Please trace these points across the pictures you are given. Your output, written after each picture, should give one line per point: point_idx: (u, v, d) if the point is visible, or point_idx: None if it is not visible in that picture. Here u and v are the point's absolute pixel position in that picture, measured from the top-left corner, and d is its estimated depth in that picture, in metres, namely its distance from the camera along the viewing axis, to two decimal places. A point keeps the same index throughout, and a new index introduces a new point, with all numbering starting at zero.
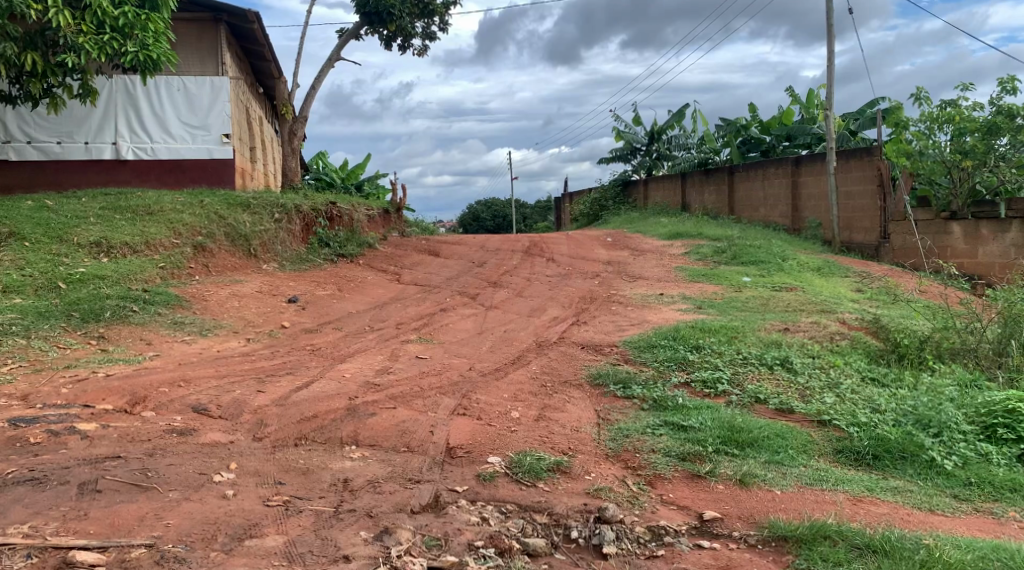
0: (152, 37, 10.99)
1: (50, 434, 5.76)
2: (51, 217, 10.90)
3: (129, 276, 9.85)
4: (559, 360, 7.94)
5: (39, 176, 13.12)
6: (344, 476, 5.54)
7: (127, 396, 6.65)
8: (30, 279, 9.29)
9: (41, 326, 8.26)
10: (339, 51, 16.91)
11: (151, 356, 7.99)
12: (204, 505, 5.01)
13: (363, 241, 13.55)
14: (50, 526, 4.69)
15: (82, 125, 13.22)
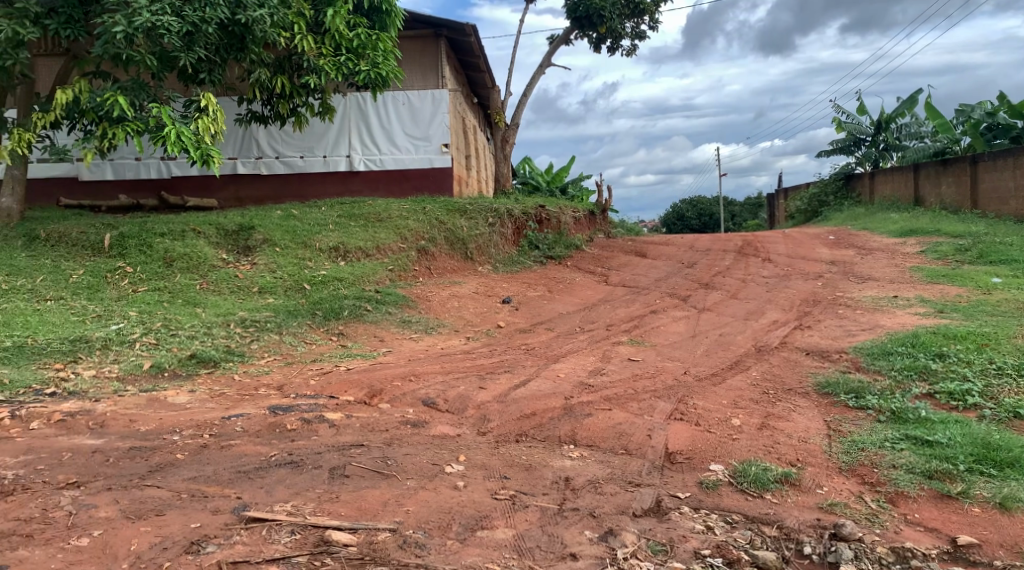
0: (382, 56, 11.72)
1: (303, 421, 6.32)
2: (297, 225, 11.91)
3: (362, 277, 10.60)
4: (781, 366, 7.66)
5: (285, 188, 14.43)
6: (565, 475, 5.65)
7: (365, 389, 7.16)
8: (280, 280, 10.27)
9: (290, 324, 9.06)
10: (550, 56, 17.26)
11: (383, 352, 8.56)
12: (438, 494, 5.30)
13: (572, 243, 13.75)
14: (308, 506, 5.12)
15: (321, 140, 14.36)
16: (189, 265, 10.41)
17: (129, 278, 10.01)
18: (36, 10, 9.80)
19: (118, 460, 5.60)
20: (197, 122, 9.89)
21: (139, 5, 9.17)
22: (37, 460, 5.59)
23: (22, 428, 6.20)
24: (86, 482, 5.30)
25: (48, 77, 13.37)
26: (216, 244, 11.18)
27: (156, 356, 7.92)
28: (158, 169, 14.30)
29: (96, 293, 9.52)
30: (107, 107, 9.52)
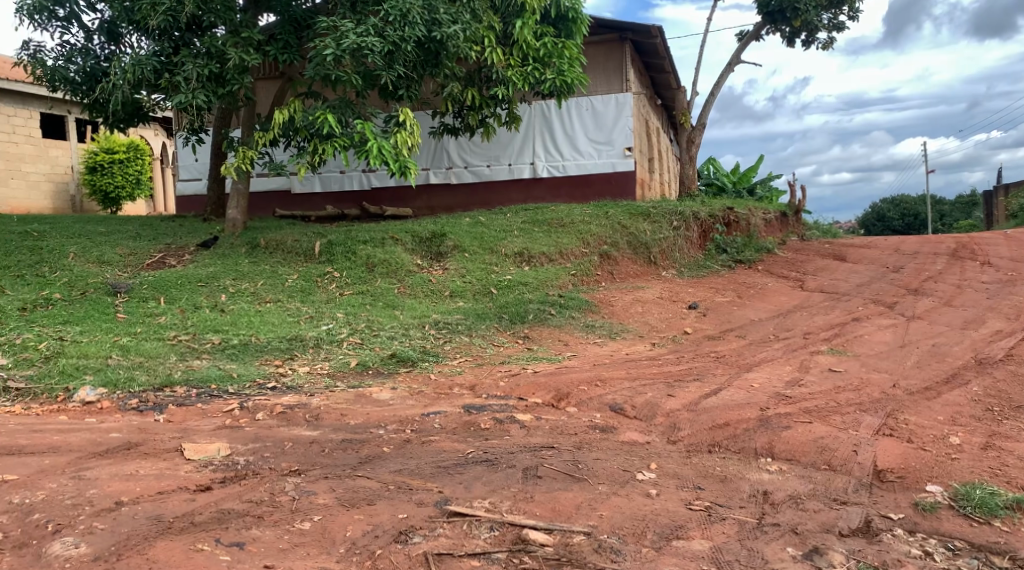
0: (567, 63, 11.89)
1: (496, 421, 6.48)
2: (485, 231, 12.24)
3: (546, 282, 10.74)
4: (1007, 382, 7.02)
5: (475, 196, 14.89)
6: (763, 489, 5.45)
7: (552, 392, 7.24)
8: (469, 285, 10.59)
9: (479, 326, 9.33)
10: (739, 53, 16.78)
11: (569, 355, 8.63)
12: (631, 501, 5.27)
13: (762, 246, 13.26)
14: (505, 504, 5.25)
15: (507, 149, 14.71)
16: (388, 270, 10.97)
17: (336, 282, 10.69)
18: (259, 38, 10.72)
19: (332, 451, 5.98)
20: (396, 135, 10.43)
21: (347, 28, 9.80)
22: (263, 448, 6.07)
23: (249, 418, 6.77)
24: (305, 471, 5.69)
25: (265, 98, 14.55)
26: (411, 250, 11.70)
27: (361, 355, 8.41)
28: (359, 180, 15.17)
29: (307, 296, 10.22)
30: (317, 125, 10.23)
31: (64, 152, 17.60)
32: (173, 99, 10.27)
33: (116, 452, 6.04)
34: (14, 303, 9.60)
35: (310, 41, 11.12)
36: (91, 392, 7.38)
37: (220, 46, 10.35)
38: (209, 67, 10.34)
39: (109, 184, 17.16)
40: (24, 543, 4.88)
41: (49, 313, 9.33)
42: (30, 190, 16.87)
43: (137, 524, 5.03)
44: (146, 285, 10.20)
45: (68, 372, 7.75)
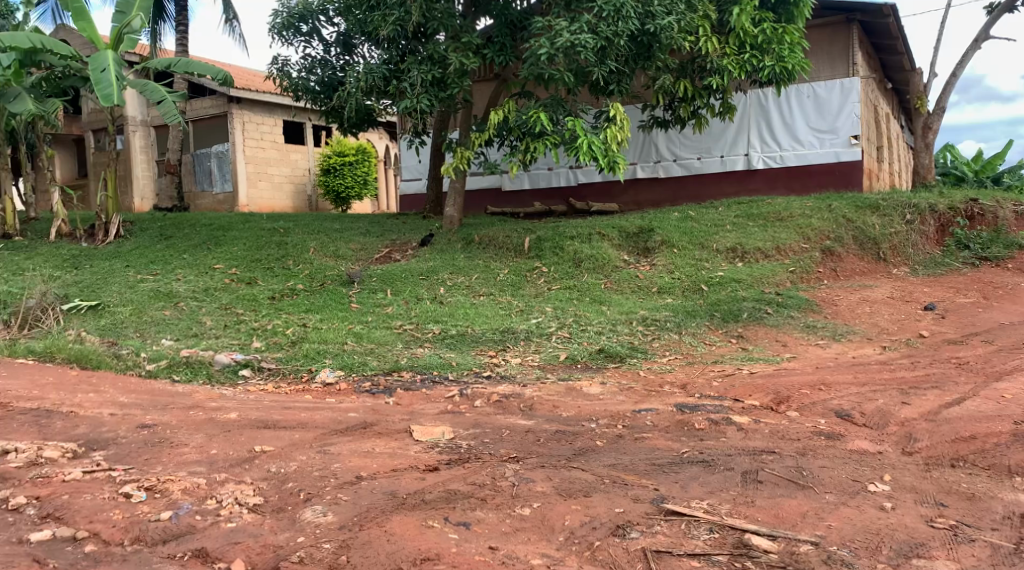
0: (788, 49, 11.29)
1: (711, 422, 6.31)
2: (695, 226, 11.98)
3: (762, 279, 10.36)
4: None
5: (684, 190, 14.58)
6: (1019, 511, 4.96)
7: (771, 395, 6.95)
8: (679, 281, 10.43)
9: (689, 324, 9.14)
10: (987, 29, 15.29)
11: (788, 357, 8.25)
12: (863, 513, 4.96)
13: (1013, 242, 11.84)
14: (724, 506, 5.10)
15: (719, 140, 14.29)
16: (596, 266, 11.01)
17: (545, 276, 10.87)
18: (478, 42, 11.09)
19: (547, 441, 6.08)
20: (605, 131, 10.37)
21: (561, 27, 9.86)
22: (482, 433, 6.29)
23: (468, 405, 7.04)
24: (523, 458, 5.82)
25: (481, 99, 15.04)
26: (619, 246, 11.69)
27: (571, 349, 8.50)
28: (568, 177, 15.31)
29: (518, 290, 10.47)
30: (531, 123, 10.42)
31: (302, 156, 19.18)
32: (400, 103, 10.82)
33: (354, 430, 6.50)
34: (264, 292, 10.57)
35: (525, 41, 11.36)
36: (331, 374, 8.03)
37: (442, 51, 10.81)
38: (432, 72, 10.82)
39: (340, 185, 18.45)
40: (282, 508, 5.37)
41: (293, 302, 10.19)
42: (274, 190, 18.50)
43: (375, 498, 5.37)
44: (375, 278, 10.87)
45: (311, 356, 8.48)
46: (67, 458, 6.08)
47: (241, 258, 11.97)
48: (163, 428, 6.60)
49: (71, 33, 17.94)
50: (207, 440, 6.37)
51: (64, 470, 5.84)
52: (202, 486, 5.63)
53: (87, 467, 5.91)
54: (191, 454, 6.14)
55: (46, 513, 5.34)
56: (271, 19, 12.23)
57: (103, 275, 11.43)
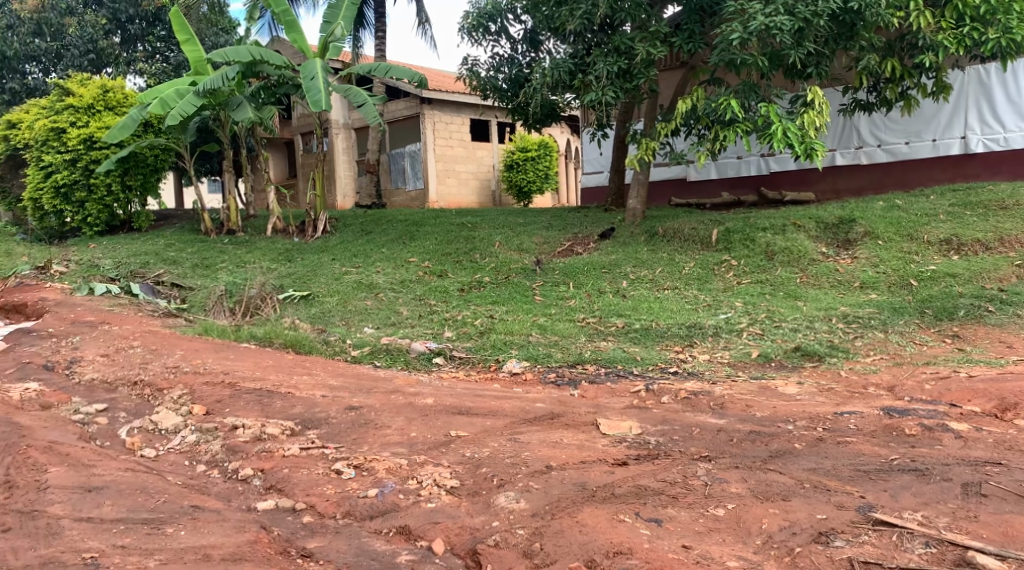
0: (1016, 20, 10.30)
1: (924, 428, 5.85)
2: (903, 215, 11.17)
3: (983, 274, 9.46)
4: None
5: (889, 176, 13.64)
6: None
7: (994, 401, 6.36)
8: (884, 275, 9.76)
9: (896, 322, 8.53)
10: None
11: (1013, 359, 7.50)
12: None
13: None
14: (943, 520, 4.75)
15: (931, 123, 13.21)
16: (790, 259, 10.51)
17: (734, 270, 10.51)
18: (666, 31, 10.84)
19: (741, 441, 5.86)
20: (803, 116, 9.86)
21: (755, 9, 9.43)
22: (672, 430, 6.16)
23: (655, 400, 6.92)
24: (716, 458, 5.65)
25: (668, 89, 14.77)
26: (816, 237, 11.10)
27: (764, 346, 8.15)
28: (758, 166, 14.71)
29: (705, 284, 10.18)
30: (720, 111, 10.04)
31: (488, 153, 19.62)
32: (586, 97, 10.80)
33: (543, 420, 6.57)
34: (454, 284, 10.90)
35: (716, 26, 11.00)
36: (518, 364, 8.15)
37: (628, 42, 10.66)
38: (619, 63, 10.69)
39: (522, 179, 18.76)
40: (477, 492, 5.58)
41: (481, 294, 10.43)
42: (461, 186, 19.04)
43: (566, 488, 5.41)
44: (560, 270, 10.95)
45: (498, 347, 8.65)
46: (286, 434, 6.60)
47: (433, 251, 12.41)
48: (368, 410, 6.95)
49: (283, 44, 19.31)
50: (407, 423, 6.65)
51: (284, 446, 6.36)
52: (404, 467, 5.96)
53: (303, 444, 6.40)
54: (393, 436, 6.46)
55: (270, 485, 5.89)
56: (461, 20, 12.60)
57: (311, 267, 12.23)
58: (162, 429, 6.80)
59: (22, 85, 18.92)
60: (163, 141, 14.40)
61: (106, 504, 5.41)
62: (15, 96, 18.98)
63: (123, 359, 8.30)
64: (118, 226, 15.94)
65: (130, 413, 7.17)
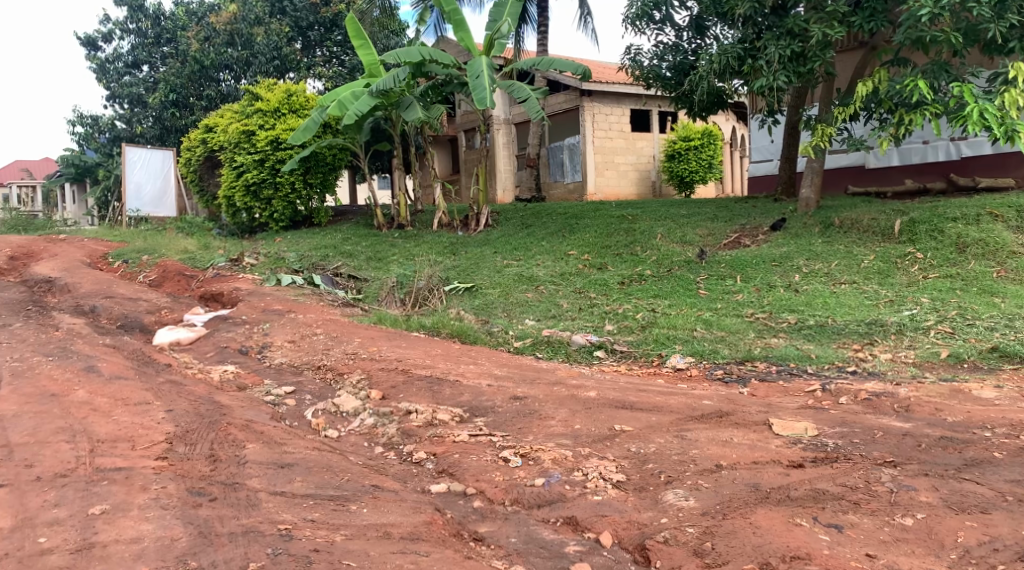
0: None
1: None
2: None
3: None
4: None
5: None
6: None
7: None
8: None
9: None
10: None
11: None
12: None
13: None
14: None
15: None
16: (985, 252, 9.79)
17: (920, 264, 9.87)
18: (844, 10, 10.30)
19: (930, 448, 5.53)
20: (1002, 96, 9.11)
21: None
22: (851, 433, 5.88)
23: (832, 401, 6.63)
24: (902, 463, 5.37)
25: (845, 72, 14.08)
26: (1015, 229, 10.26)
27: (954, 345, 7.63)
28: (948, 151, 13.72)
29: (887, 278, 9.63)
30: (906, 94, 9.47)
31: (648, 143, 19.37)
32: (755, 83, 10.46)
33: (711, 418, 6.43)
34: (615, 277, 10.85)
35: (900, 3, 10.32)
36: (682, 360, 8.04)
37: (803, 24, 10.24)
38: (791, 46, 10.27)
39: (684, 170, 18.41)
40: (644, 487, 5.57)
41: (642, 287, 10.34)
42: (620, 178, 18.93)
43: (738, 488, 5.32)
44: (725, 263, 10.69)
45: (661, 341, 8.53)
46: (455, 421, 6.82)
47: (594, 244, 12.40)
48: (533, 400, 7.05)
49: (449, 43, 19.86)
50: (572, 415, 6.70)
51: (453, 432, 6.59)
52: (569, 459, 6.01)
53: (472, 430, 6.60)
54: (558, 427, 6.53)
55: (442, 469, 6.11)
56: (625, 10, 12.51)
57: (475, 260, 12.52)
58: (344, 411, 7.19)
59: (217, 92, 20.37)
60: (341, 141, 15.19)
61: (297, 480, 5.79)
62: (211, 102, 20.40)
63: (308, 345, 8.83)
64: (301, 222, 16.95)
65: (315, 396, 7.63)
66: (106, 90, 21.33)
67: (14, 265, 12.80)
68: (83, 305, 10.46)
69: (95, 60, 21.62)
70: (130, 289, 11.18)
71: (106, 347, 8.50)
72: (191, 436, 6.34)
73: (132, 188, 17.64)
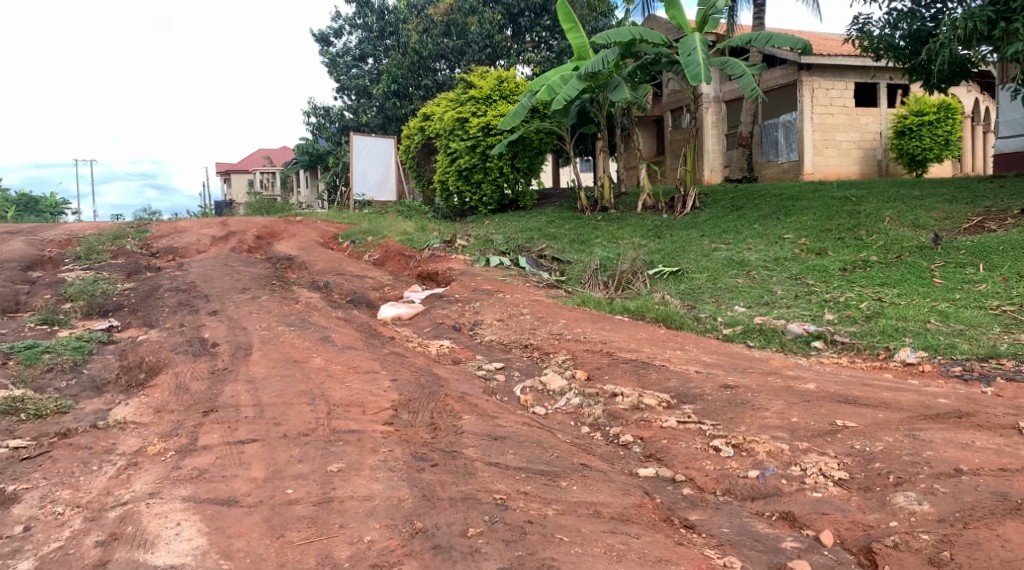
0: None
1: None
2: None
3: None
4: None
5: None
6: None
7: None
8: None
9: None
10: None
11: None
12: None
13: None
14: None
15: None
16: None
17: None
18: None
19: None
20: None
21: None
22: None
23: None
24: None
25: None
26: None
27: None
28: None
29: None
30: None
31: (875, 119, 18.10)
32: (1010, 49, 9.46)
33: (949, 417, 5.97)
34: (836, 263, 10.25)
35: None
36: (912, 354, 7.47)
37: None
38: None
39: (918, 147, 17.05)
40: (869, 487, 5.26)
41: (866, 275, 9.70)
42: (842, 157, 17.85)
43: (982, 497, 4.95)
44: (964, 250, 9.82)
45: (889, 333, 7.99)
46: (663, 407, 6.72)
47: (811, 228, 11.80)
48: (744, 390, 6.82)
49: (659, 22, 19.53)
50: (788, 407, 6.41)
51: (662, 417, 6.51)
52: (786, 452, 5.76)
53: (681, 417, 6.49)
54: (773, 419, 6.27)
55: (650, 453, 6.06)
56: None
57: (681, 243, 12.28)
58: (551, 389, 7.30)
59: (433, 82, 21.39)
60: (548, 125, 15.36)
61: (509, 452, 5.95)
62: (428, 91, 21.46)
63: (516, 324, 9.04)
64: (507, 205, 17.36)
65: (523, 373, 7.81)
66: (336, 83, 22.80)
67: (259, 244, 14.03)
68: (318, 280, 11.29)
69: (327, 55, 23.13)
70: (357, 267, 11.95)
71: (338, 320, 9.13)
72: (413, 405, 6.68)
73: (358, 174, 18.81)
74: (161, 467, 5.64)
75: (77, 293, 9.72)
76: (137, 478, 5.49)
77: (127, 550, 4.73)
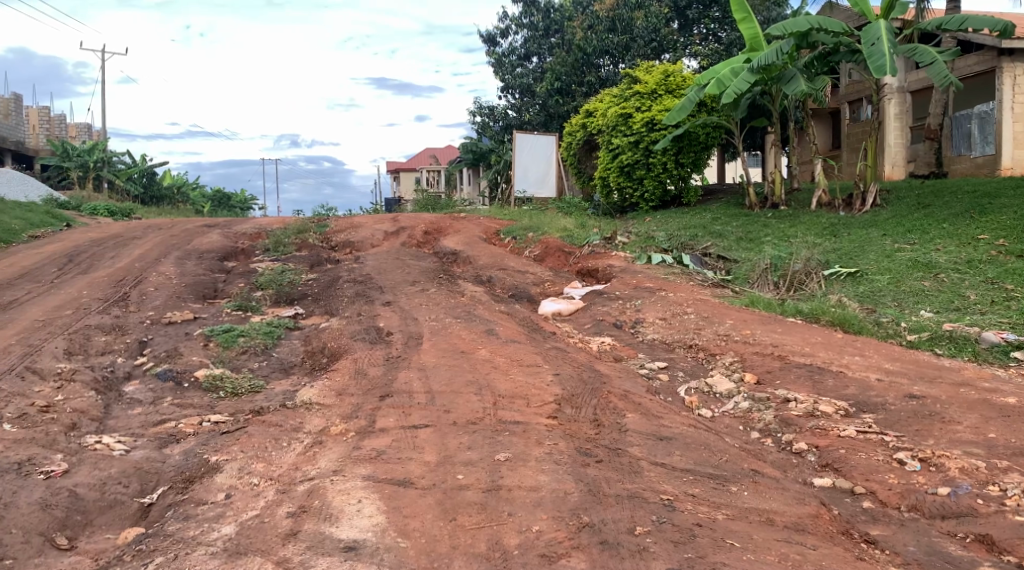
0: None
1: None
2: None
3: None
4: None
5: None
6: None
7: None
8: None
9: None
10: None
11: None
12: None
13: None
14: None
15: None
16: None
17: None
18: None
19: None
20: None
21: None
22: None
23: None
24: None
25: None
26: None
27: None
28: None
29: None
30: None
31: None
32: None
33: None
34: None
35: None
36: None
37: None
38: None
39: None
40: None
41: None
42: None
43: None
44: None
45: None
46: (840, 415, 6.40)
47: (1010, 228, 10.90)
48: (933, 401, 6.37)
49: (839, 10, 18.61)
50: (984, 421, 5.94)
51: (839, 426, 6.19)
52: (981, 470, 5.34)
53: (860, 426, 6.14)
54: (966, 433, 5.82)
55: (826, 463, 5.77)
56: None
57: (860, 243, 11.63)
58: (718, 392, 7.11)
59: (597, 77, 20.95)
60: (717, 119, 14.96)
61: (676, 453, 5.83)
62: (591, 88, 21.06)
63: (679, 323, 8.85)
64: (670, 201, 17.04)
65: (688, 373, 7.64)
66: (502, 82, 23.19)
67: (427, 238, 14.48)
68: (482, 275, 11.51)
69: (493, 54, 23.58)
70: (519, 262, 12.11)
71: (502, 314, 9.28)
72: (577, 400, 6.68)
73: (520, 170, 19.13)
74: (342, 447, 5.92)
75: (268, 282, 10.32)
76: (322, 456, 5.79)
77: (315, 523, 4.99)
